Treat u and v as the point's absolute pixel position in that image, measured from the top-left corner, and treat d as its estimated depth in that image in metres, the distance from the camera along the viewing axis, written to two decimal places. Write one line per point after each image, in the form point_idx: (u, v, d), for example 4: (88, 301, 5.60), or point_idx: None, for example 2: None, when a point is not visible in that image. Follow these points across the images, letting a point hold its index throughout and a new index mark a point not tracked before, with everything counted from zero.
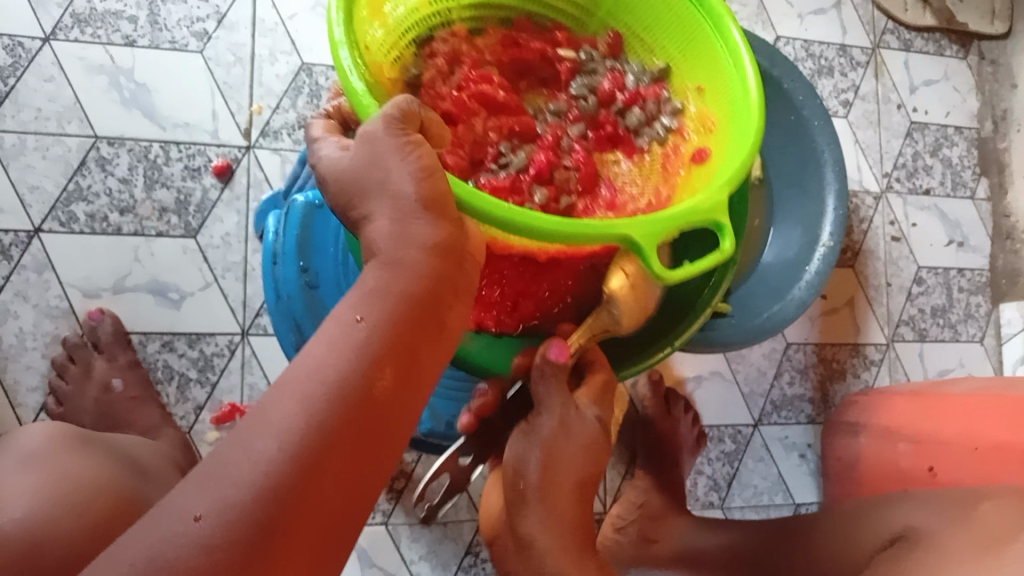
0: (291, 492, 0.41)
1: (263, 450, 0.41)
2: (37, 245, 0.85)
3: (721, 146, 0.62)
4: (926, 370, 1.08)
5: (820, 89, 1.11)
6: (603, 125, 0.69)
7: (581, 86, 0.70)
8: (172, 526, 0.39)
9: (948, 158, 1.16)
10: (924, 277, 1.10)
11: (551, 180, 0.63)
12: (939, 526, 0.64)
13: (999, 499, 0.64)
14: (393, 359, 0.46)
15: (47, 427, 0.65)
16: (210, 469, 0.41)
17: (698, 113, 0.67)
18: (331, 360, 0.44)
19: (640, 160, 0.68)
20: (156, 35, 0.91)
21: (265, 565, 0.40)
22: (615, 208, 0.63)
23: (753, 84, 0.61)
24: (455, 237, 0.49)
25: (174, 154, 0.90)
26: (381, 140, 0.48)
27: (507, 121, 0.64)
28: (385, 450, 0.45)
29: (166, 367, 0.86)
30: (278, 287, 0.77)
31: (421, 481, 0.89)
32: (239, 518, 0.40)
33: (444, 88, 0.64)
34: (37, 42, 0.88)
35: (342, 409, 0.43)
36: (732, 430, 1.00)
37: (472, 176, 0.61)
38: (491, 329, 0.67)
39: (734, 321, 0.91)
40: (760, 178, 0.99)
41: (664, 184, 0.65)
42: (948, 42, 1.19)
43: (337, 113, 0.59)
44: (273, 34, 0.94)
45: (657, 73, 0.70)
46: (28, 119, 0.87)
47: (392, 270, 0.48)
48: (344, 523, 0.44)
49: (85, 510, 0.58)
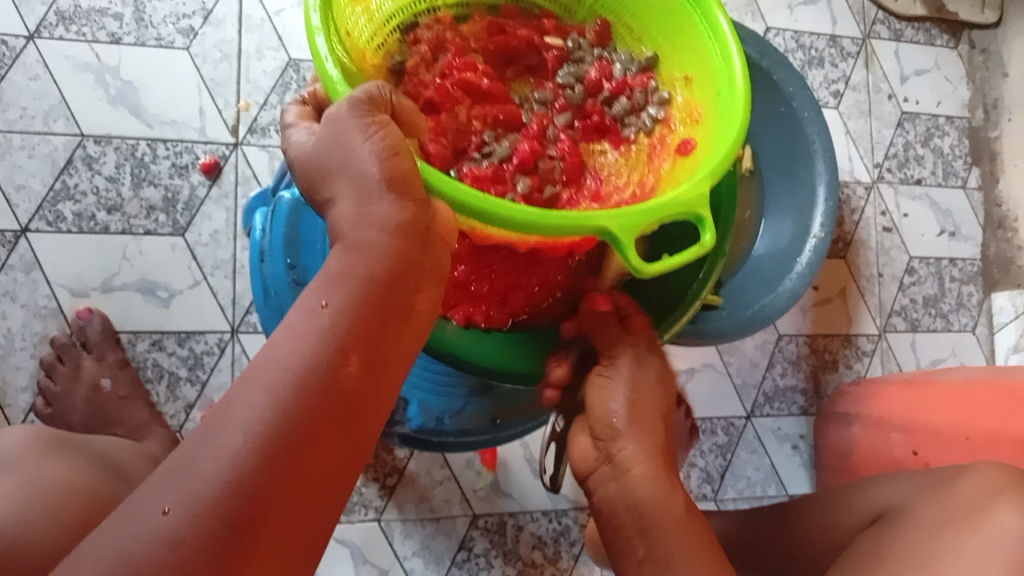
0: (259, 483, 0.41)
1: (228, 442, 0.41)
2: (24, 245, 0.85)
3: (705, 137, 0.62)
4: (919, 360, 1.08)
5: (810, 80, 1.11)
6: (590, 115, 0.69)
7: (568, 75, 0.69)
8: (140, 524, 0.39)
9: (939, 148, 1.15)
10: (916, 267, 1.10)
11: (534, 170, 0.63)
12: (916, 502, 0.64)
13: (973, 467, 0.64)
14: (358, 345, 0.46)
15: (29, 432, 0.66)
16: (177, 464, 0.41)
17: (685, 103, 0.67)
18: (294, 348, 0.44)
19: (627, 151, 0.68)
20: (142, 32, 0.91)
21: (235, 557, 0.39)
22: (598, 199, 0.63)
23: (740, 74, 0.60)
24: (419, 217, 0.48)
25: (161, 152, 0.89)
26: (342, 122, 0.48)
27: (491, 110, 0.64)
28: (356, 436, 0.45)
29: (156, 366, 0.86)
30: (267, 285, 0.77)
31: (415, 476, 0.89)
32: (207, 511, 0.39)
33: (428, 78, 0.63)
34: (21, 40, 0.88)
35: (306, 396, 0.43)
36: (725, 422, 1.00)
37: (455, 166, 0.62)
38: (480, 325, 0.65)
39: (724, 313, 0.91)
40: (750, 169, 0.99)
41: (649, 172, 0.65)
42: (939, 32, 1.19)
43: (311, 98, 0.57)
44: (260, 30, 0.94)
45: (645, 63, 0.70)
46: (14, 119, 0.86)
47: (353, 254, 0.48)
48: (319, 511, 0.43)
49: (57, 516, 0.57)
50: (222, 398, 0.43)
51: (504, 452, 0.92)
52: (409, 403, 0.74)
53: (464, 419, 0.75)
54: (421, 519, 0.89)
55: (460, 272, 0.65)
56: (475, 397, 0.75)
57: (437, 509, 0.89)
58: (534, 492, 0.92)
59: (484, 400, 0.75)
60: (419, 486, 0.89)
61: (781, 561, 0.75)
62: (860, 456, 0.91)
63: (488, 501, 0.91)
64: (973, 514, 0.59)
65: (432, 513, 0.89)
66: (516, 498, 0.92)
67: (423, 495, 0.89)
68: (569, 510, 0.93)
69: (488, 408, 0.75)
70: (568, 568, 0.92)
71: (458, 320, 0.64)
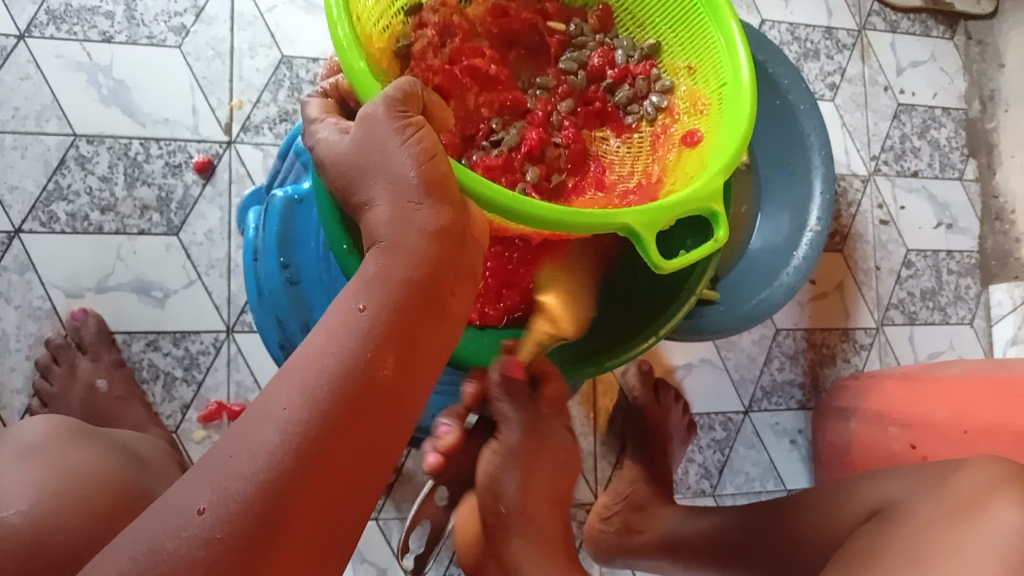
0: (294, 483, 0.41)
1: (265, 441, 0.41)
2: (18, 245, 0.84)
3: (712, 128, 0.61)
4: (916, 353, 1.08)
5: (806, 73, 1.10)
6: (592, 101, 0.70)
7: (570, 61, 0.69)
8: (175, 520, 0.39)
9: (936, 140, 1.15)
10: (913, 260, 1.10)
11: (542, 158, 0.65)
12: (912, 497, 0.64)
13: (972, 462, 0.64)
14: (394, 346, 0.45)
15: (50, 421, 0.65)
16: (212, 460, 0.41)
17: (688, 93, 0.67)
18: (331, 349, 0.44)
19: (629, 139, 0.69)
20: (134, 31, 0.90)
21: (268, 556, 0.39)
22: (603, 187, 0.65)
23: (745, 66, 0.60)
24: (456, 221, 0.48)
25: (154, 151, 0.89)
26: (379, 122, 0.47)
27: (498, 96, 0.65)
28: (389, 437, 0.45)
29: (151, 366, 0.85)
30: (260, 284, 0.76)
31: (412, 475, 0.89)
32: (242, 510, 0.39)
33: (436, 63, 0.60)
34: (12, 39, 0.87)
35: (344, 397, 0.43)
36: (722, 417, 1.00)
37: (466, 154, 0.63)
38: (475, 322, 0.67)
39: (722, 308, 0.91)
40: (747, 163, 0.98)
41: (653, 162, 0.65)
42: (935, 23, 1.18)
43: (333, 90, 0.58)
44: (252, 27, 0.93)
45: (647, 50, 0.69)
46: (5, 119, 0.86)
47: (391, 256, 0.48)
48: (349, 515, 0.43)
49: (86, 501, 0.57)
50: (258, 397, 0.43)
51: None
52: None
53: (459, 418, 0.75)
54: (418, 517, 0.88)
55: None
56: None
57: None
58: None
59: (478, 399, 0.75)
60: (417, 485, 0.89)
61: (772, 550, 0.76)
62: (858, 449, 0.92)
63: None
64: (971, 508, 0.59)
65: None
66: None
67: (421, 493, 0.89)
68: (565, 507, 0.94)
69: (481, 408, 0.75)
70: None
71: None
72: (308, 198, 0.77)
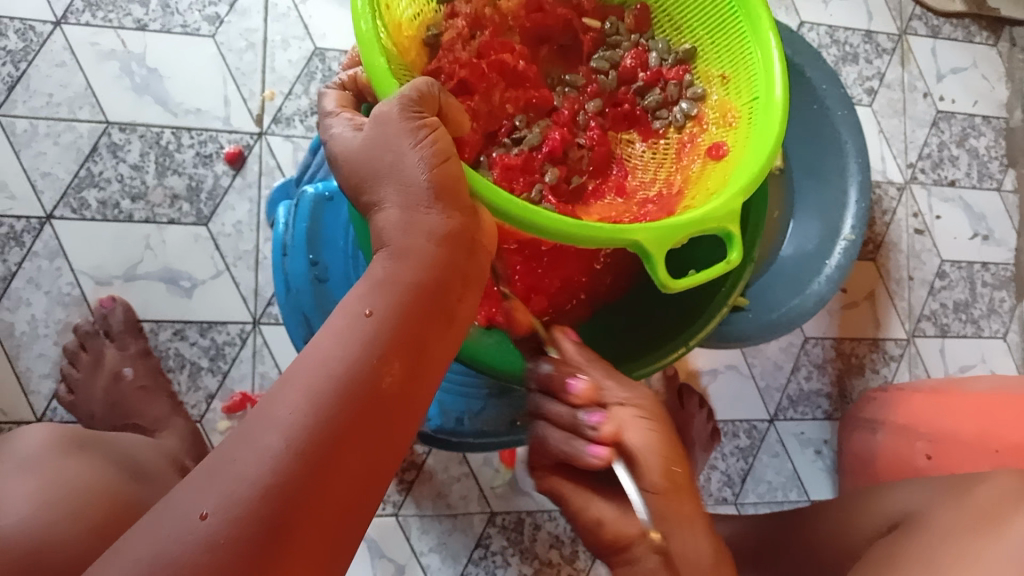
0: (300, 489, 0.40)
1: (269, 446, 0.41)
2: (48, 232, 0.85)
3: (739, 142, 0.61)
4: (947, 366, 1.06)
5: (844, 77, 1.08)
6: (621, 103, 0.68)
7: (601, 60, 0.68)
8: (179, 525, 0.39)
9: (975, 149, 1.13)
10: (947, 271, 1.08)
11: (563, 159, 0.63)
12: (934, 507, 0.64)
13: (996, 476, 0.64)
14: (400, 353, 0.45)
15: (46, 433, 0.65)
16: (214, 465, 0.41)
17: (719, 103, 0.65)
18: (338, 354, 0.43)
19: (655, 145, 0.68)
20: (168, 19, 0.90)
21: (271, 563, 0.39)
22: (624, 193, 0.64)
23: (779, 82, 0.59)
24: (465, 227, 0.48)
25: (186, 141, 0.89)
26: (393, 122, 0.47)
27: (525, 94, 0.63)
28: (396, 443, 0.45)
29: (178, 356, 0.86)
30: (288, 280, 0.76)
31: (432, 472, 0.89)
32: (246, 516, 0.39)
33: (463, 55, 0.60)
34: (48, 26, 0.87)
35: (349, 403, 0.42)
36: (747, 425, 0.99)
37: (484, 151, 0.62)
38: (500, 325, 0.62)
39: (749, 314, 0.90)
40: (781, 168, 0.95)
41: (677, 171, 0.64)
42: (978, 29, 1.16)
43: (351, 83, 0.58)
44: (286, 19, 0.93)
45: (682, 55, 0.68)
46: (40, 105, 0.86)
47: (400, 259, 0.47)
48: (355, 518, 0.43)
49: (80, 516, 0.57)
50: (262, 400, 0.43)
51: None
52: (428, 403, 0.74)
53: (482, 421, 0.74)
54: (438, 515, 0.88)
55: None
56: (494, 398, 0.74)
57: (454, 505, 0.89)
58: None
59: (501, 403, 0.73)
60: (437, 482, 0.89)
61: (790, 566, 0.74)
62: (882, 461, 0.90)
63: (505, 498, 0.91)
64: (991, 520, 0.59)
65: (449, 509, 0.89)
66: (534, 497, 0.91)
67: (441, 491, 0.89)
68: None
69: (505, 412, 0.73)
70: (583, 567, 0.91)
71: (481, 321, 0.61)
72: (338, 196, 0.77)
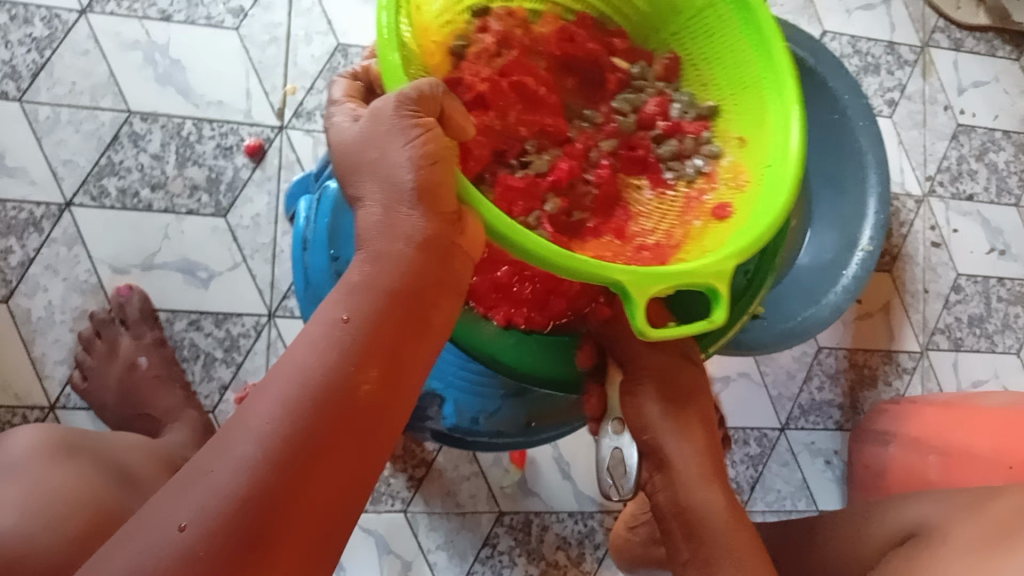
0: (277, 499, 0.42)
1: (243, 455, 0.42)
2: (67, 219, 0.85)
3: (745, 206, 0.59)
4: (960, 381, 1.05)
5: (865, 87, 1.08)
6: (635, 147, 0.65)
7: (624, 102, 0.66)
8: (160, 535, 0.40)
9: (994, 164, 1.12)
10: (962, 285, 1.08)
11: (567, 192, 0.60)
12: (949, 525, 0.63)
13: (1014, 492, 0.64)
14: (375, 358, 0.46)
15: (39, 430, 0.66)
16: (192, 478, 0.42)
17: (732, 165, 0.63)
18: (313, 364, 0.45)
19: (662, 194, 0.64)
20: (192, 11, 0.91)
21: (252, 568, 0.41)
22: (621, 237, 0.60)
23: (795, 153, 0.58)
24: (444, 232, 0.48)
25: (207, 132, 0.89)
26: (386, 118, 0.47)
27: (540, 118, 0.61)
28: (374, 448, 0.46)
29: (192, 346, 0.86)
30: (309, 273, 0.77)
31: (442, 470, 0.89)
32: (222, 527, 0.40)
33: (486, 71, 0.59)
34: (73, 14, 0.88)
35: (325, 413, 0.44)
36: (757, 432, 0.98)
37: (489, 168, 0.59)
38: (520, 326, 0.61)
39: (765, 323, 0.89)
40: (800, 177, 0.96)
41: (678, 225, 0.61)
42: (1000, 43, 1.16)
43: (363, 74, 0.57)
44: (309, 14, 0.94)
45: (704, 111, 0.66)
46: (63, 93, 0.86)
47: (377, 264, 0.48)
48: (335, 523, 0.44)
49: (61, 527, 0.58)
50: (240, 409, 0.44)
51: (532, 450, 0.92)
52: (445, 401, 0.73)
53: (497, 422, 0.74)
54: (446, 513, 0.88)
55: (502, 272, 0.62)
56: (510, 399, 0.73)
57: (463, 504, 0.89)
58: (560, 493, 0.92)
59: (518, 403, 0.73)
60: (446, 481, 0.89)
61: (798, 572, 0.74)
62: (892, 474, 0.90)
63: (514, 499, 0.91)
64: (1008, 534, 0.59)
65: (458, 508, 0.89)
66: (542, 498, 0.92)
67: (450, 490, 0.89)
68: (595, 513, 0.93)
69: (522, 412, 0.73)
70: (590, 570, 0.91)
71: (498, 321, 0.61)
72: None
